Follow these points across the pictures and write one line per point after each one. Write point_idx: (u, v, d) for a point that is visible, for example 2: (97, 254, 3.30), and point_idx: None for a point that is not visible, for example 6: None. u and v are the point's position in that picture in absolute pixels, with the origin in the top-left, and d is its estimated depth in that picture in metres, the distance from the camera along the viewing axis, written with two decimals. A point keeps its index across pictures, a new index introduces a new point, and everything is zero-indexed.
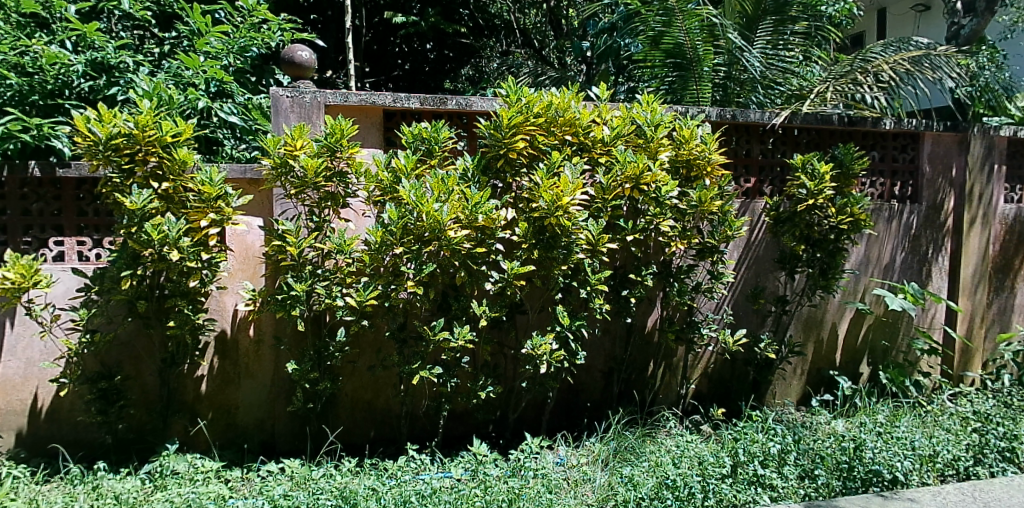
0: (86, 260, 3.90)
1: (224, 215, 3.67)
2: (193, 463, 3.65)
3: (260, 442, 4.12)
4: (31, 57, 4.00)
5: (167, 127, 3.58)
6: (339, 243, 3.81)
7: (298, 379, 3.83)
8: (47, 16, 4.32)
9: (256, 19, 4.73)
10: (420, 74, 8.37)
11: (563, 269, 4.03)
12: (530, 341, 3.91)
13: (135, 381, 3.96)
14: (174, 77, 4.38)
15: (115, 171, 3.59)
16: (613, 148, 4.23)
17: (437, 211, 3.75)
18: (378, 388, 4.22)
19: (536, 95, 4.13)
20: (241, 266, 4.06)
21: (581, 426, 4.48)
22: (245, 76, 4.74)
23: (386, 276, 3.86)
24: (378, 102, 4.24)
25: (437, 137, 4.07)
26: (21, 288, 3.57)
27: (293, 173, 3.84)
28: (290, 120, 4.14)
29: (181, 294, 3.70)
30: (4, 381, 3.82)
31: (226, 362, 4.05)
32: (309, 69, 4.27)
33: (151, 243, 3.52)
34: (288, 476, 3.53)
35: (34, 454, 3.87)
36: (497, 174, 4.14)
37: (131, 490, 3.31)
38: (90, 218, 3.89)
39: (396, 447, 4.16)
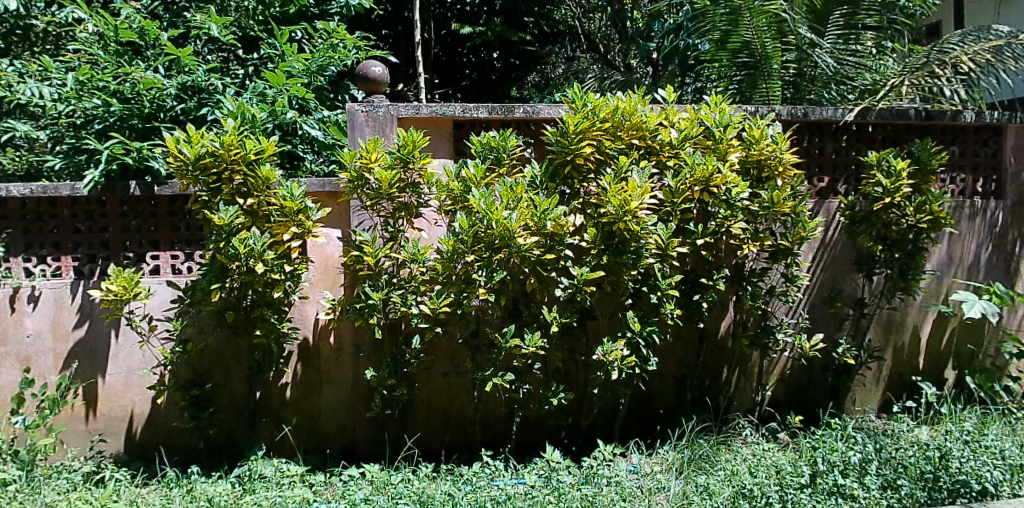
0: (179, 273, 4.13)
1: (306, 228, 3.85)
2: (279, 467, 3.80)
3: (341, 447, 4.26)
4: (130, 83, 4.28)
5: (251, 145, 3.73)
6: (412, 252, 3.92)
7: (376, 385, 3.95)
8: (142, 44, 4.58)
9: (334, 40, 4.93)
10: (488, 84, 8.51)
11: (632, 274, 4.03)
12: (601, 347, 3.94)
13: (225, 389, 4.15)
14: (258, 96, 4.58)
15: (204, 189, 3.79)
16: (682, 151, 4.21)
17: (507, 219, 3.81)
18: (452, 394, 4.30)
19: (601, 100, 4.15)
20: (321, 276, 4.22)
21: (654, 434, 4.46)
22: (323, 92, 4.92)
23: (458, 284, 3.93)
24: (448, 113, 4.33)
25: (504, 145, 4.13)
26: (122, 299, 3.80)
27: (369, 186, 3.97)
28: (365, 134, 4.28)
29: (266, 304, 3.88)
30: (108, 389, 4.08)
31: (309, 369, 4.21)
32: (382, 84, 4.41)
33: (237, 256, 3.71)
34: (368, 481, 3.64)
35: (135, 457, 4.11)
36: (565, 180, 4.17)
37: (222, 493, 3.48)
38: (183, 232, 4.12)
39: (471, 453, 4.23)
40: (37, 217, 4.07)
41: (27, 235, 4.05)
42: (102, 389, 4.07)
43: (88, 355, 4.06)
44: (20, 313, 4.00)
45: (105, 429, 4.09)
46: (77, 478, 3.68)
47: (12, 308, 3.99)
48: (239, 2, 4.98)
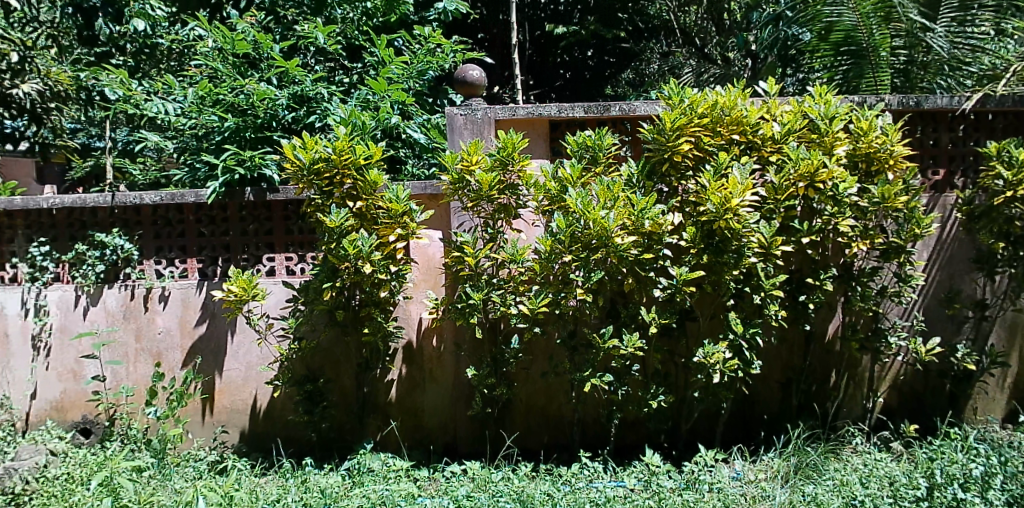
0: (293, 274, 4.39)
1: (410, 230, 3.98)
2: (385, 462, 3.95)
3: (444, 443, 4.37)
4: (245, 95, 4.53)
5: (361, 151, 3.89)
6: (512, 253, 3.98)
7: (476, 384, 4.04)
8: (256, 56, 4.82)
9: (431, 45, 5.04)
10: (582, 82, 8.61)
11: (734, 274, 3.94)
12: (702, 349, 3.88)
13: (335, 385, 4.34)
14: (363, 103, 4.77)
15: (317, 193, 3.96)
16: (785, 146, 4.08)
17: (604, 219, 3.80)
18: (550, 394, 4.34)
19: (699, 95, 4.07)
20: (424, 277, 4.35)
21: (758, 440, 4.35)
22: (424, 98, 5.10)
23: (556, 284, 3.95)
24: (545, 113, 4.36)
25: (601, 144, 4.12)
26: (242, 299, 4.03)
27: (469, 187, 4.05)
28: (464, 137, 4.37)
29: (374, 303, 4.04)
30: (230, 383, 4.38)
31: (413, 367, 4.35)
32: (479, 88, 4.48)
33: (347, 257, 3.87)
34: (469, 478, 3.72)
35: (253, 448, 4.38)
36: (663, 178, 4.11)
37: (333, 485, 3.65)
38: (296, 236, 4.39)
39: (570, 453, 4.25)
40: (165, 222, 4.46)
41: (158, 238, 4.45)
42: (223, 383, 4.38)
43: (211, 351, 4.39)
44: (152, 312, 4.40)
45: (226, 421, 4.38)
46: (202, 467, 3.98)
47: (145, 307, 4.40)
48: (345, 14, 5.23)
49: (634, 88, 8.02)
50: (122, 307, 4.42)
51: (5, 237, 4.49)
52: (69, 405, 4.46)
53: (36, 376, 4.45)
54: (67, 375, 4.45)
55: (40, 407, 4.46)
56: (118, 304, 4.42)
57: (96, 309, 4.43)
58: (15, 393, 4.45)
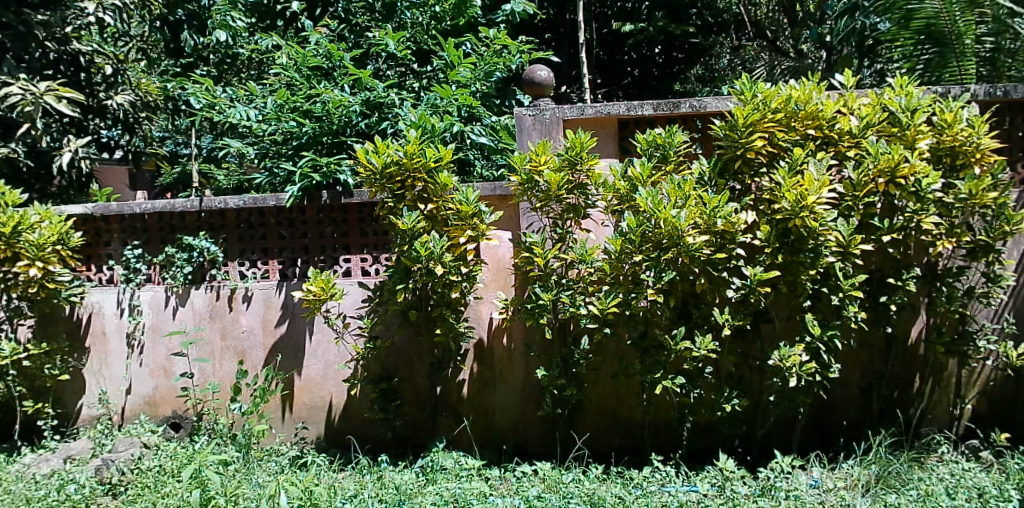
0: (368, 275, 4.52)
1: (480, 231, 4.04)
2: (458, 460, 4.00)
3: (515, 444, 4.40)
4: (320, 103, 4.72)
5: (431, 154, 3.96)
6: (580, 253, 3.97)
7: (546, 385, 4.06)
8: (329, 66, 5.00)
9: (498, 46, 5.10)
10: (651, 79, 8.51)
11: (811, 274, 3.83)
12: (778, 352, 3.81)
13: (409, 383, 4.44)
14: (432, 107, 4.85)
15: (390, 196, 4.04)
16: (864, 140, 3.94)
17: (675, 218, 3.75)
18: (621, 396, 4.32)
19: (773, 89, 3.95)
20: (494, 278, 4.38)
21: (837, 447, 4.23)
22: (491, 99, 5.16)
23: (626, 285, 3.92)
24: (613, 112, 4.32)
25: (671, 142, 4.06)
26: (321, 299, 4.17)
27: (538, 188, 4.05)
28: (533, 137, 4.37)
29: (445, 304, 4.10)
30: (310, 380, 4.55)
31: (483, 367, 4.40)
32: (547, 88, 4.48)
33: (419, 258, 3.94)
34: (540, 478, 3.74)
35: (332, 444, 4.54)
36: (735, 176, 4.01)
37: (408, 482, 3.73)
38: (371, 237, 4.52)
39: (642, 457, 4.22)
40: (248, 226, 4.70)
41: (241, 241, 4.70)
42: (303, 380, 4.56)
43: (291, 350, 4.57)
44: (236, 311, 4.63)
45: (306, 417, 4.56)
46: (284, 462, 4.13)
47: (230, 307, 4.64)
48: (414, 18, 5.41)
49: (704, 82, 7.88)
50: (208, 307, 4.67)
51: (101, 240, 4.86)
52: (161, 401, 4.76)
53: (130, 372, 4.78)
54: (158, 372, 4.76)
55: (134, 402, 4.79)
56: (205, 305, 4.67)
57: (184, 309, 4.70)
58: (112, 388, 4.80)
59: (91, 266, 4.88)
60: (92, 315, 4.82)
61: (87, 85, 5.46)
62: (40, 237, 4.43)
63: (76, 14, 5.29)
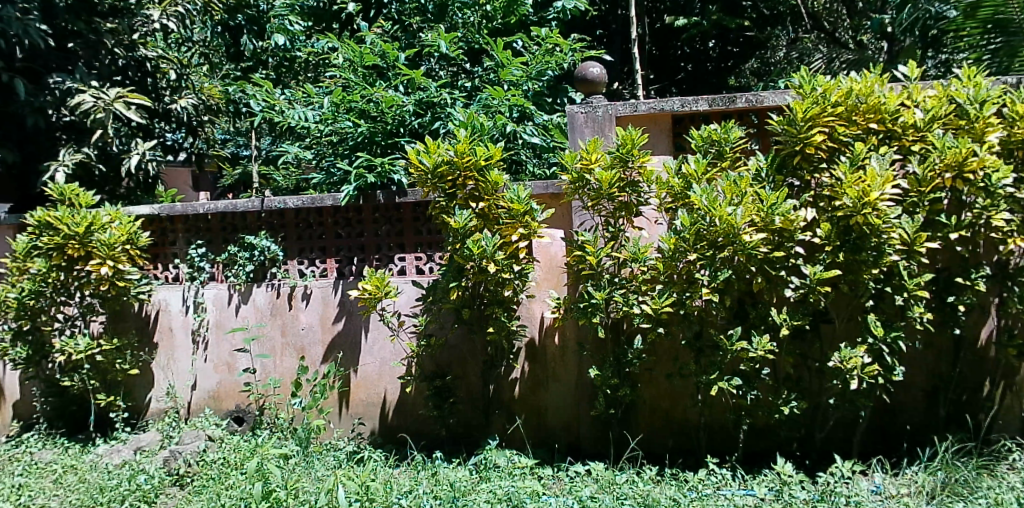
0: (422, 273, 4.57)
1: (532, 230, 4.02)
2: (511, 458, 4.02)
3: (567, 443, 4.40)
4: (375, 103, 4.80)
5: (481, 152, 3.97)
6: (634, 251, 3.93)
7: (599, 384, 4.04)
8: (384, 66, 5.09)
9: (549, 45, 5.12)
10: (704, 73, 8.39)
11: (873, 273, 3.72)
12: (838, 354, 3.72)
13: (463, 381, 4.48)
14: (484, 107, 4.89)
15: (442, 195, 4.08)
16: (929, 134, 3.80)
17: (731, 215, 3.68)
18: (675, 396, 4.27)
19: (832, 82, 3.84)
20: (546, 276, 4.39)
21: (900, 452, 4.09)
22: (543, 98, 5.14)
23: (681, 283, 3.87)
24: (667, 108, 4.26)
25: (726, 138, 3.98)
26: (375, 297, 4.22)
27: (589, 186, 4.03)
28: (585, 135, 4.35)
29: (498, 302, 4.12)
30: (366, 377, 4.63)
31: (536, 366, 4.41)
32: (599, 85, 4.45)
33: (472, 257, 3.97)
34: (593, 479, 3.74)
35: (387, 441, 4.61)
36: (794, 171, 3.90)
37: (462, 479, 3.77)
38: (425, 236, 4.57)
39: (696, 459, 4.16)
40: (306, 226, 4.80)
41: (300, 240, 4.80)
42: (360, 377, 4.65)
43: (348, 347, 4.66)
44: (296, 309, 4.74)
45: (363, 413, 4.65)
46: (342, 457, 4.22)
47: (290, 305, 4.76)
48: (466, 19, 5.46)
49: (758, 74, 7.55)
50: (269, 305, 4.80)
51: (167, 240, 5.05)
52: (224, 395, 4.91)
53: (196, 368, 4.95)
54: (222, 367, 4.92)
55: (199, 396, 4.96)
56: (266, 302, 4.81)
57: (246, 306, 4.85)
58: (179, 382, 4.98)
59: (158, 265, 5.07)
60: (160, 311, 5.01)
61: (153, 90, 5.75)
62: (111, 237, 4.63)
63: (143, 21, 5.63)
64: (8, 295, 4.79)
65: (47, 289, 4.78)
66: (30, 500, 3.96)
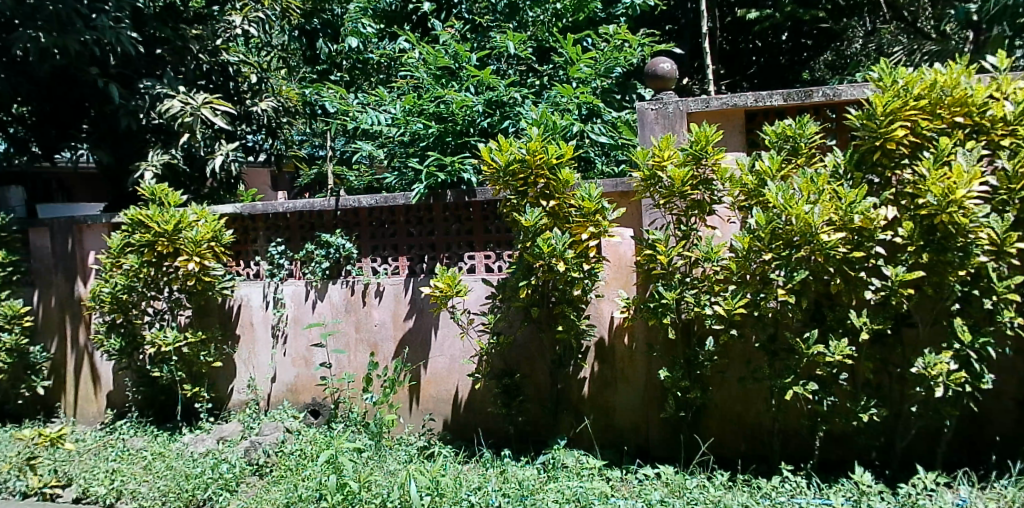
0: (492, 271, 4.60)
1: (602, 228, 4.02)
2: (579, 459, 4.03)
3: (636, 445, 4.37)
4: (445, 105, 4.86)
5: (553, 151, 3.98)
6: (706, 251, 3.87)
7: (670, 386, 4.00)
8: (455, 66, 5.17)
9: (618, 41, 5.09)
10: (777, 67, 8.21)
11: (959, 275, 3.56)
12: (922, 359, 3.58)
13: (531, 380, 4.51)
14: (553, 105, 4.91)
15: (513, 193, 4.10)
16: (1021, 127, 3.60)
17: (808, 214, 3.57)
18: (748, 400, 4.18)
19: (915, 75, 3.67)
20: (615, 275, 4.37)
21: (989, 464, 3.90)
22: (612, 95, 5.14)
23: (755, 284, 3.78)
24: (740, 103, 4.16)
25: (802, 133, 3.87)
26: (446, 295, 4.28)
27: (661, 184, 3.98)
28: (655, 132, 4.31)
29: (567, 302, 4.13)
30: (437, 373, 4.71)
31: (605, 366, 4.40)
32: (671, 80, 4.39)
33: (541, 255, 3.97)
34: (663, 482, 3.73)
35: (457, 437, 4.68)
36: (873, 168, 3.74)
37: (530, 478, 3.81)
38: (494, 234, 4.58)
39: (770, 465, 4.07)
40: (378, 223, 4.89)
41: (373, 238, 4.91)
42: (430, 373, 4.73)
43: (419, 343, 4.75)
44: (370, 305, 4.86)
45: (434, 409, 4.74)
46: (413, 451, 4.32)
47: (364, 301, 4.88)
48: (536, 17, 5.50)
49: (833, 70, 7.44)
50: (344, 301, 4.94)
51: (249, 238, 5.25)
52: (301, 388, 5.08)
53: (275, 361, 5.14)
54: (299, 361, 5.08)
55: (278, 389, 5.14)
56: (341, 299, 4.94)
57: (323, 302, 5.00)
58: (259, 375, 5.19)
59: (240, 262, 5.30)
60: (242, 306, 5.23)
61: (235, 94, 5.98)
62: (197, 234, 4.84)
63: (225, 27, 5.89)
64: (103, 290, 5.07)
65: (139, 284, 5.02)
66: (123, 486, 4.21)
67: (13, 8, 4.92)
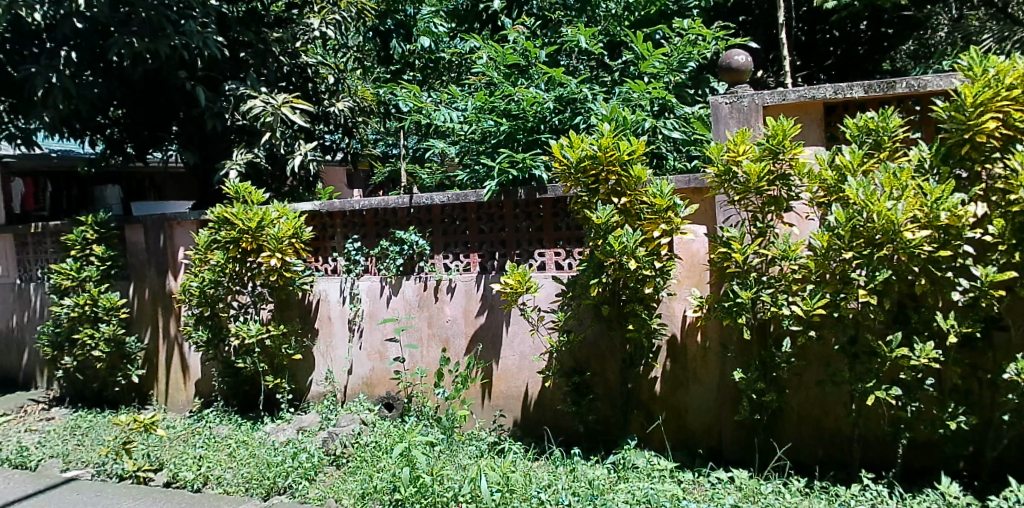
0: (562, 269, 4.58)
1: (675, 225, 3.96)
2: (650, 460, 4.00)
3: (709, 447, 4.30)
4: (516, 102, 4.88)
5: (625, 147, 3.95)
6: (783, 249, 3.76)
7: (744, 388, 3.92)
8: (526, 64, 5.20)
9: (692, 35, 5.02)
10: (855, 58, 7.86)
11: None
12: (1015, 365, 3.40)
13: (602, 379, 4.50)
14: (625, 101, 4.87)
15: (584, 190, 4.09)
16: None
17: (891, 210, 3.42)
18: (827, 404, 4.04)
19: (1008, 63, 3.45)
20: (688, 274, 4.30)
21: None
22: (685, 89, 5.02)
23: (835, 284, 3.65)
24: (819, 95, 4.01)
25: (885, 126, 3.71)
26: (517, 292, 4.31)
27: (736, 179, 3.88)
28: (730, 126, 4.20)
29: (638, 299, 4.08)
30: (507, 370, 4.75)
31: (677, 366, 4.34)
32: (745, 73, 4.28)
33: (612, 253, 3.93)
34: (737, 486, 3.70)
35: (527, 434, 4.71)
36: (961, 162, 3.56)
37: (600, 477, 3.80)
38: (564, 232, 4.55)
39: (849, 473, 3.93)
40: (450, 220, 4.95)
41: (446, 235, 4.97)
42: (500, 370, 4.78)
43: (490, 339, 4.80)
44: (442, 301, 4.95)
45: (504, 405, 4.79)
46: (483, 447, 4.37)
47: (437, 297, 4.97)
48: (609, 11, 5.50)
49: (915, 60, 7.60)
50: (417, 297, 5.04)
51: (327, 234, 5.40)
52: (376, 382, 5.21)
53: (352, 354, 5.28)
54: (374, 355, 5.20)
55: (354, 382, 5.29)
56: (414, 295, 5.04)
57: (397, 298, 5.11)
58: (336, 368, 5.35)
59: (319, 258, 5.46)
60: (321, 301, 5.39)
61: (314, 94, 6.22)
62: (279, 231, 5.02)
63: (304, 30, 6.07)
64: (192, 284, 5.32)
65: (225, 278, 5.24)
66: (209, 471, 4.41)
67: (109, 15, 5.18)
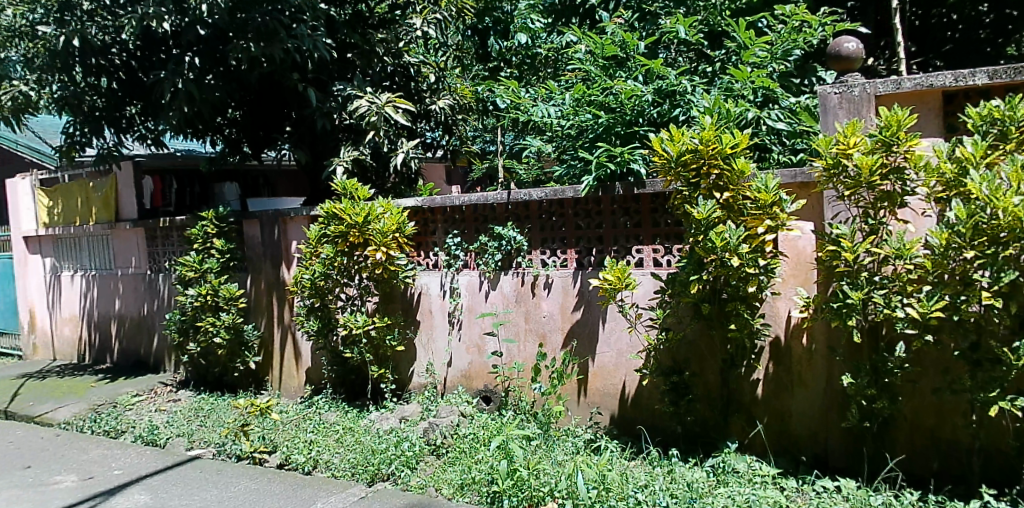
0: (660, 266, 4.52)
1: (779, 222, 3.84)
2: (751, 464, 3.90)
3: (814, 455, 4.14)
4: (614, 95, 4.84)
5: (728, 140, 3.86)
6: (898, 247, 3.57)
7: (853, 394, 3.75)
8: (624, 55, 5.15)
9: (796, 22, 4.84)
10: (975, 42, 7.07)
11: None
12: None
13: (700, 379, 4.41)
14: (726, 91, 4.74)
15: (684, 185, 4.00)
16: None
17: (1019, 207, 3.19)
18: (942, 414, 3.81)
19: None
20: (793, 272, 4.14)
21: None
22: (789, 79, 4.89)
23: (955, 285, 3.43)
24: (938, 83, 3.76)
25: (1013, 116, 3.44)
26: (615, 288, 4.28)
27: (846, 173, 3.69)
28: (839, 117, 4.01)
29: (740, 298, 3.97)
30: (603, 367, 4.74)
31: (780, 369, 4.21)
32: (857, 61, 4.07)
33: (714, 249, 3.86)
34: (844, 497, 3.57)
35: (623, 432, 4.69)
36: None
37: (700, 480, 3.75)
38: (662, 228, 4.48)
39: (967, 487, 3.70)
40: (547, 216, 4.95)
41: (543, 231, 4.98)
42: (597, 367, 4.77)
43: (586, 336, 4.80)
44: (539, 297, 4.98)
45: (600, 402, 4.78)
46: (580, 443, 4.38)
47: (534, 293, 5.00)
48: (708, 1, 5.37)
49: None
50: (515, 292, 5.09)
51: (429, 229, 5.54)
52: (475, 375, 5.30)
53: (451, 347, 5.40)
54: (472, 348, 5.30)
55: (453, 374, 5.41)
56: (512, 290, 5.10)
57: (495, 293, 5.19)
58: (437, 360, 5.49)
59: (421, 253, 5.61)
60: (422, 294, 5.54)
61: (416, 93, 6.40)
62: (384, 226, 5.19)
63: (406, 30, 6.23)
64: (303, 276, 5.58)
65: (334, 272, 5.47)
66: (319, 456, 4.63)
67: (228, 22, 5.45)
